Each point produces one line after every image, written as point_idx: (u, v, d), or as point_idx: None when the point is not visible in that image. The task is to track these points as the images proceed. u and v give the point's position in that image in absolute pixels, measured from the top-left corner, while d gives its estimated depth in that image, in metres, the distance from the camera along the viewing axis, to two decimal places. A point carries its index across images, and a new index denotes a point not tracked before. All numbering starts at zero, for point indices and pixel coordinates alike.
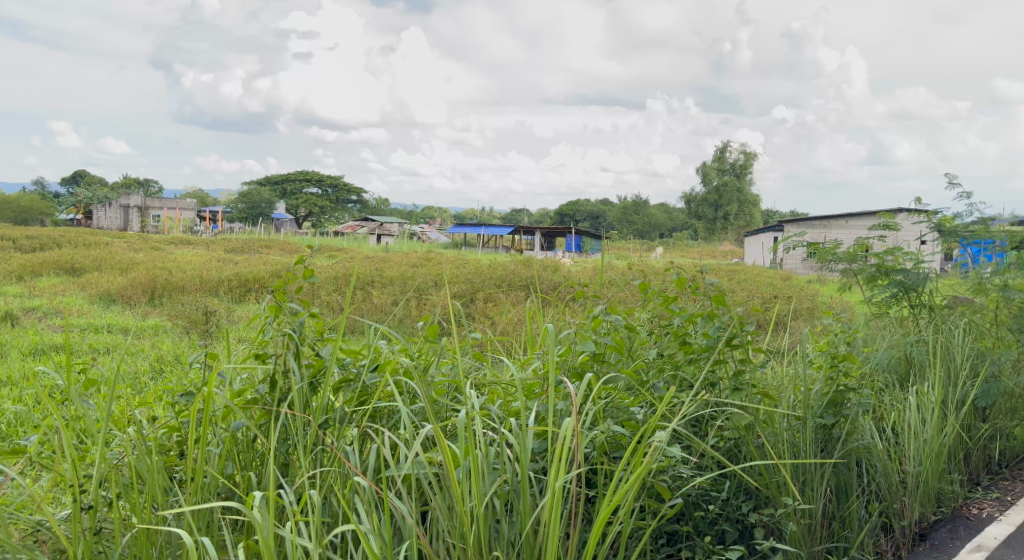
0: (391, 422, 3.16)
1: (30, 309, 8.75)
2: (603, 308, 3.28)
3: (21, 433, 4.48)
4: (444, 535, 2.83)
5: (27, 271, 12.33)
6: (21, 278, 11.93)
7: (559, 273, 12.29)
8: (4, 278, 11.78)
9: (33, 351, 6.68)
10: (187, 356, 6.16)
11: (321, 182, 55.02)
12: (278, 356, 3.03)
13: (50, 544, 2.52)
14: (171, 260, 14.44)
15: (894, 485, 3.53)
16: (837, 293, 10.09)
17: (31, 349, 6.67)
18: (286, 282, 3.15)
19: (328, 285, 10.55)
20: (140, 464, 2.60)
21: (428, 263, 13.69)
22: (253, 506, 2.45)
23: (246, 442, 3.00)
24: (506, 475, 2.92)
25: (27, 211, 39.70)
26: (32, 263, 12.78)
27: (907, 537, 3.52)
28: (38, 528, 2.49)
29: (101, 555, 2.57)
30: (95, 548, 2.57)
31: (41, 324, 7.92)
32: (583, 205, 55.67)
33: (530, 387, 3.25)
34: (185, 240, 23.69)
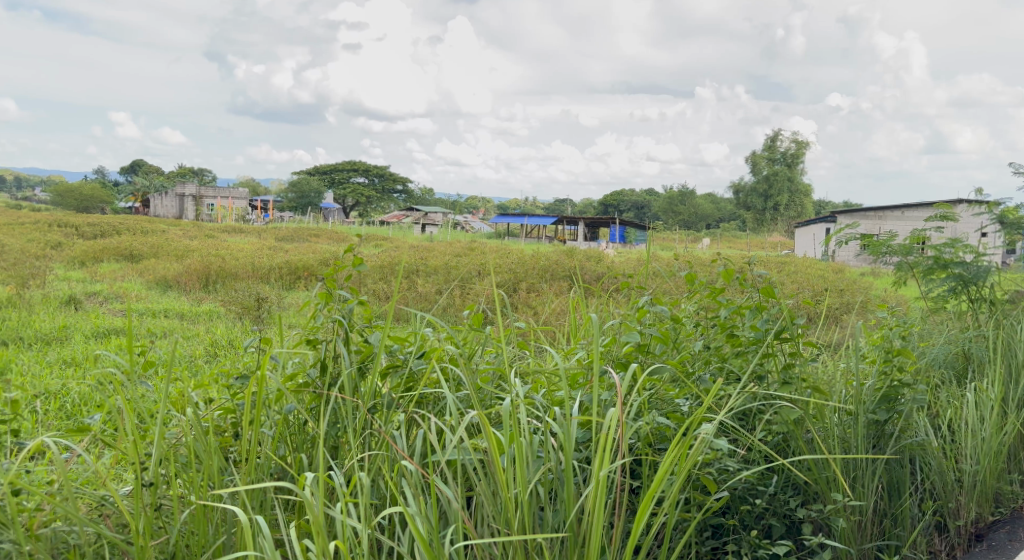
0: (437, 408, 3.26)
1: (92, 293, 9.02)
2: (650, 299, 3.28)
3: (87, 412, 4.65)
4: (489, 521, 2.94)
5: (88, 257, 12.72)
6: (83, 264, 12.30)
7: (603, 264, 12.22)
8: (66, 264, 12.15)
9: (96, 334, 6.89)
10: (241, 341, 6.32)
11: (368, 173, 55.53)
12: (328, 343, 3.14)
13: (114, 518, 2.64)
14: (226, 248, 14.66)
15: (949, 484, 3.49)
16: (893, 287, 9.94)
17: (92, 331, 6.88)
18: (336, 270, 3.22)
19: (375, 274, 10.66)
20: (197, 445, 2.71)
21: (470, 251, 13.78)
22: (304, 488, 2.52)
23: (298, 425, 3.10)
24: (550, 464, 3.00)
25: (88, 198, 40.80)
26: (94, 249, 13.14)
27: (963, 537, 3.48)
28: (102, 502, 2.61)
29: (161, 529, 2.68)
30: (156, 523, 2.68)
31: (102, 308, 8.15)
32: (628, 196, 55.39)
33: (575, 376, 3.29)
34: (237, 229, 24.09)
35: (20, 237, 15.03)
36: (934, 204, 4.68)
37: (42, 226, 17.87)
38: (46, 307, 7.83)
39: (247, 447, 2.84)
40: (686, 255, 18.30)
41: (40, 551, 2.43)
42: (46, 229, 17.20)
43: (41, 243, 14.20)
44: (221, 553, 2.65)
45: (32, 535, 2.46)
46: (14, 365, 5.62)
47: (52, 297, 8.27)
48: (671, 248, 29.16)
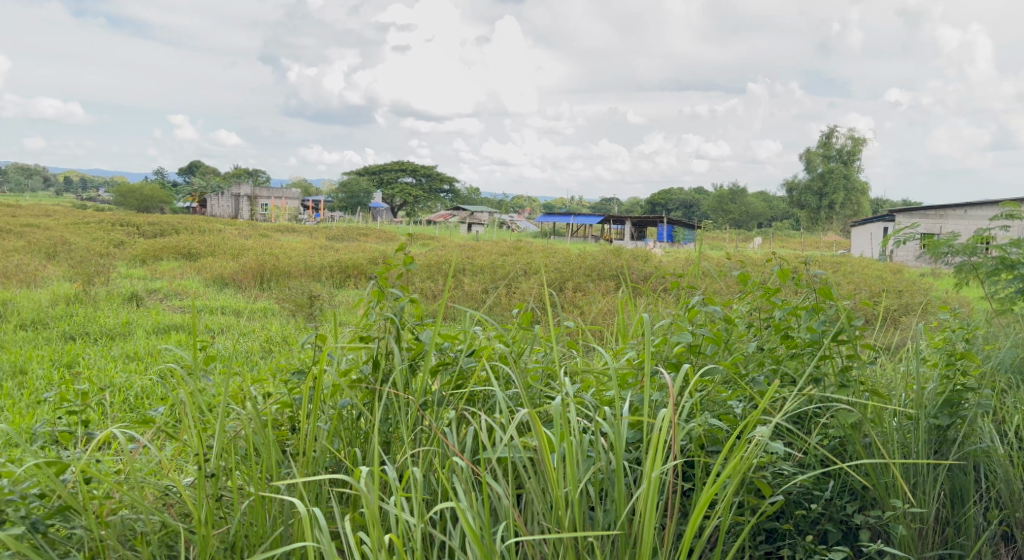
0: (487, 406, 3.29)
1: (153, 290, 9.25)
2: (702, 298, 3.23)
3: (149, 405, 4.78)
4: (539, 518, 2.97)
5: (148, 254, 13.02)
6: (144, 262, 12.62)
7: (651, 264, 12.07)
8: (128, 262, 12.47)
9: (156, 330, 7.04)
10: (295, 338, 6.43)
11: (416, 173, 55.90)
12: (380, 340, 3.21)
13: (177, 508, 2.79)
14: (279, 247, 14.87)
15: (1018, 492, 3.30)
16: (956, 289, 9.67)
17: (154, 327, 7.04)
18: (388, 269, 3.28)
19: (422, 273, 10.73)
20: (256, 438, 2.83)
21: (515, 250, 13.83)
22: (361, 481, 2.60)
23: (351, 420, 3.17)
24: (600, 464, 3.02)
25: (148, 198, 41.72)
26: (155, 247, 13.46)
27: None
28: (166, 492, 2.73)
29: (221, 520, 2.74)
30: (216, 513, 2.74)
31: (162, 305, 8.32)
32: (677, 194, 54.94)
33: (625, 376, 3.27)
34: (289, 228, 24.40)
35: (85, 235, 15.44)
36: (999, 204, 4.56)
37: (104, 225, 18.32)
38: (110, 303, 8.03)
39: (305, 442, 2.93)
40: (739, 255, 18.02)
41: (110, 539, 2.60)
42: (107, 228, 17.64)
43: (103, 241, 14.57)
44: (278, 544, 2.69)
45: (103, 522, 2.64)
46: (80, 359, 5.78)
47: (116, 294, 8.47)
48: (722, 247, 28.77)
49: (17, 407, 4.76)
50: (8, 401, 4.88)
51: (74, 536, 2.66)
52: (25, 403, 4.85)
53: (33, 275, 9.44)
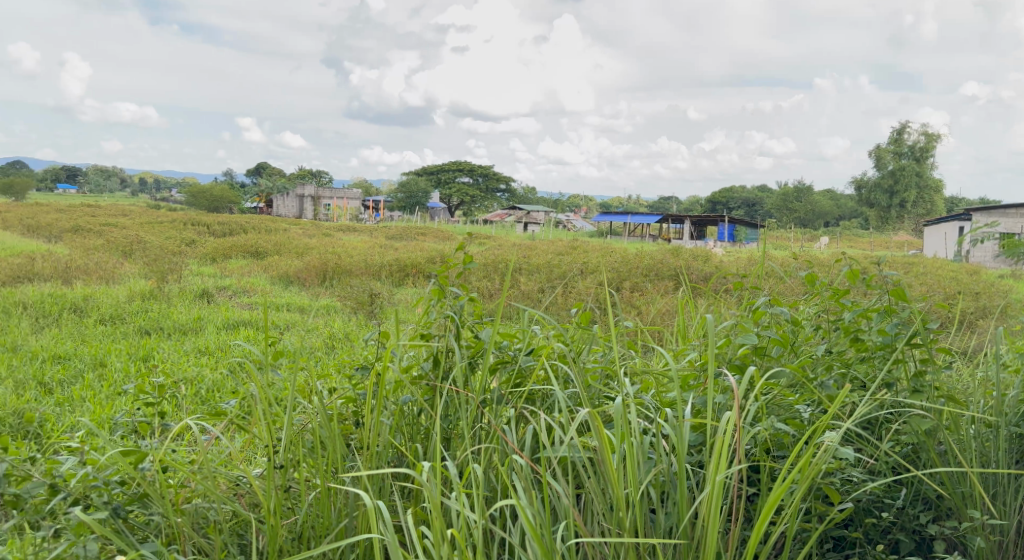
0: (546, 405, 3.27)
1: (223, 287, 9.45)
2: (767, 300, 3.15)
3: (220, 398, 4.89)
4: (599, 518, 2.95)
5: (218, 253, 13.31)
6: (213, 260, 12.90)
7: (712, 264, 11.86)
8: (198, 260, 12.76)
9: (226, 326, 7.19)
10: (356, 335, 6.51)
11: (473, 173, 56.11)
12: (440, 338, 3.22)
13: (247, 497, 2.97)
14: (341, 246, 15.06)
15: None
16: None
17: (223, 323, 7.19)
18: (448, 268, 3.28)
19: (479, 272, 10.75)
20: (323, 432, 2.93)
21: (572, 251, 13.75)
22: (424, 476, 2.68)
23: (413, 415, 3.20)
24: (661, 465, 3.00)
25: (218, 199, 42.60)
26: (223, 246, 13.75)
27: None
28: (236, 483, 2.92)
29: (289, 510, 2.91)
30: (285, 504, 2.91)
31: (232, 302, 8.50)
32: (738, 193, 54.13)
33: (686, 378, 3.21)
34: (351, 228, 24.69)
35: (157, 235, 15.85)
36: None
37: (176, 225, 18.74)
38: (183, 299, 8.24)
39: (367, 437, 2.99)
40: (805, 255, 17.58)
41: (185, 526, 2.77)
42: (180, 228, 18.07)
43: (175, 240, 14.94)
44: (342, 535, 2.82)
45: (178, 510, 2.82)
46: (155, 352, 5.93)
47: (188, 290, 8.68)
48: (788, 247, 28.15)
49: (98, 398, 4.90)
50: (89, 392, 5.02)
51: (152, 522, 2.86)
52: (105, 394, 4.98)
53: (110, 272, 9.73)
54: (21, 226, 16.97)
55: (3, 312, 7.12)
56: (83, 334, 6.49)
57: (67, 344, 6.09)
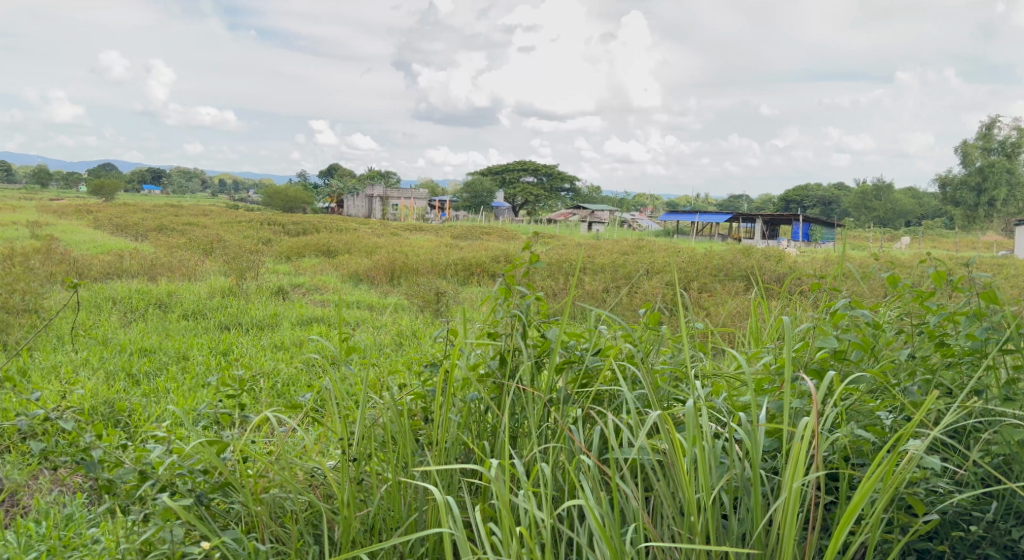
0: (614, 406, 3.22)
1: (296, 284, 9.61)
2: (846, 302, 3.04)
3: (295, 391, 4.96)
4: (669, 522, 2.90)
5: (291, 251, 13.55)
6: (287, 258, 13.15)
7: (784, 264, 11.60)
8: (273, 258, 13.03)
9: (301, 322, 7.29)
10: (424, 333, 6.54)
11: (538, 172, 56.11)
12: (507, 337, 3.20)
13: (321, 488, 3.03)
14: (408, 245, 15.20)
15: None
16: None
17: (298, 319, 7.30)
18: (515, 267, 3.26)
19: (544, 271, 10.71)
20: (394, 427, 2.97)
21: (639, 250, 13.60)
22: (493, 474, 2.68)
23: (480, 413, 3.20)
24: (734, 470, 2.93)
25: (292, 199, 43.47)
26: (296, 245, 14.00)
27: None
28: (311, 473, 3.00)
29: (362, 502, 2.97)
30: (358, 496, 2.97)
31: (306, 299, 8.64)
32: (812, 192, 52.86)
33: (760, 381, 3.13)
34: (418, 227, 24.92)
35: (235, 233, 16.24)
36: None
37: (252, 224, 19.17)
38: (261, 296, 8.40)
39: (436, 433, 3.01)
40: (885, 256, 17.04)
41: (264, 514, 2.84)
42: (255, 227, 18.48)
43: (251, 239, 15.28)
44: (413, 528, 2.86)
45: (257, 499, 2.90)
46: (235, 347, 6.05)
47: (265, 287, 8.86)
48: (865, 247, 27.38)
49: (182, 389, 5.02)
50: (173, 383, 5.15)
51: (232, 511, 2.98)
52: (187, 386, 5.10)
53: (192, 269, 9.98)
54: (108, 225, 17.56)
55: (93, 307, 7.36)
56: (167, 329, 6.67)
57: (152, 338, 6.26)
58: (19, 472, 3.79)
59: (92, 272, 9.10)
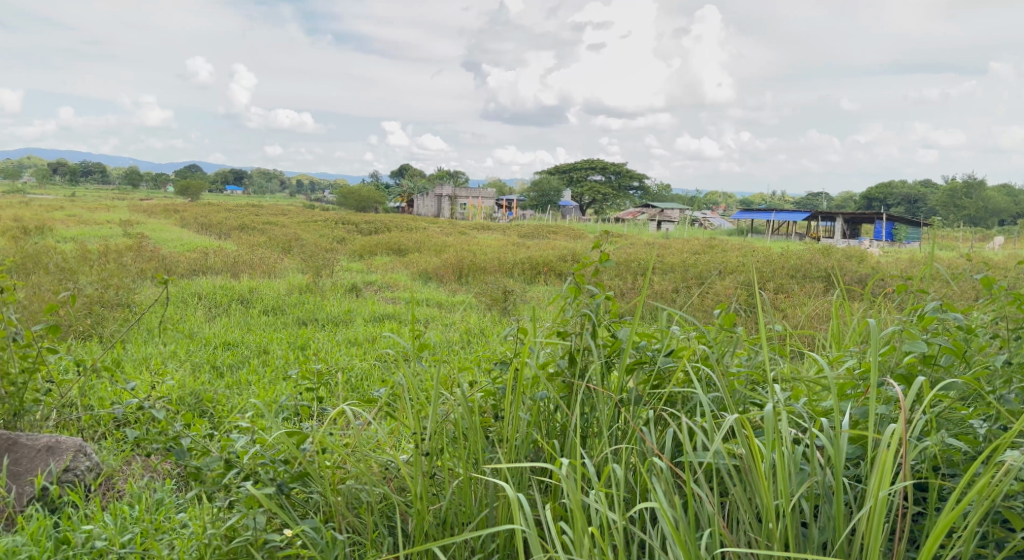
0: (687, 408, 3.15)
1: (369, 282, 9.72)
2: (936, 305, 2.91)
3: (369, 386, 5.00)
4: (746, 527, 2.81)
5: (364, 249, 13.74)
6: (359, 256, 13.31)
7: (866, 265, 11.23)
8: (347, 256, 13.22)
9: (374, 319, 7.37)
10: (493, 331, 6.54)
11: (607, 170, 55.78)
12: (578, 335, 3.16)
13: (395, 482, 3.05)
14: (478, 245, 15.27)
15: None
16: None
17: (371, 316, 7.37)
18: (584, 265, 3.22)
19: (615, 270, 10.61)
20: (466, 422, 2.96)
21: (712, 250, 13.35)
22: (563, 473, 2.64)
23: (550, 411, 3.17)
24: (815, 477, 2.82)
25: (363, 198, 44.13)
26: (369, 243, 14.18)
27: None
28: (386, 466, 3.02)
29: (435, 496, 2.97)
30: (431, 490, 2.98)
31: (378, 296, 8.74)
32: (892, 189, 51.23)
33: (843, 386, 3.02)
34: (487, 227, 25.02)
35: (311, 232, 16.54)
36: None
37: (327, 223, 19.50)
38: (336, 293, 8.53)
39: (507, 430, 2.98)
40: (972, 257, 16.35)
41: (340, 504, 2.88)
42: (329, 226, 18.78)
43: (326, 237, 15.54)
44: (483, 524, 2.84)
45: (334, 489, 2.93)
46: (312, 342, 6.15)
47: (340, 284, 8.98)
48: (950, 247, 26.35)
49: (263, 382, 5.10)
50: (254, 376, 5.25)
51: (311, 500, 3.00)
52: (268, 379, 5.19)
53: (271, 266, 10.19)
54: (194, 224, 18.13)
55: (180, 302, 7.57)
56: (248, 324, 6.81)
57: (235, 332, 6.40)
58: (115, 458, 3.91)
59: (179, 269, 9.37)
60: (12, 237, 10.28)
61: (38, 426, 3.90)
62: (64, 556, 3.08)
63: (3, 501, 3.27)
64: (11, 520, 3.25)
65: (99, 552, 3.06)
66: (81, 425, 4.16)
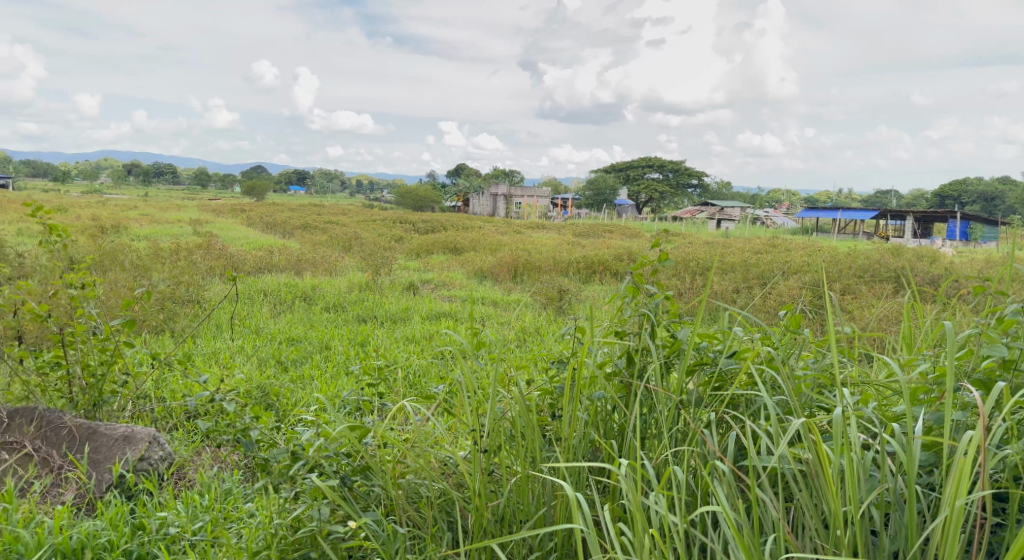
0: (750, 411, 3.07)
1: (425, 280, 9.79)
2: (1016, 307, 2.78)
3: (426, 383, 5.02)
4: (811, 533, 2.74)
5: (421, 248, 13.83)
6: (417, 255, 13.40)
7: (938, 265, 10.87)
8: (405, 254, 13.33)
9: (431, 316, 7.41)
10: (549, 330, 6.50)
11: (665, 168, 55.26)
12: (636, 335, 3.11)
13: (453, 477, 3.05)
14: (534, 243, 15.25)
15: None
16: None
17: (428, 313, 7.41)
18: (643, 265, 3.17)
19: (674, 270, 10.48)
20: (523, 420, 2.94)
21: (774, 250, 13.09)
22: (622, 474, 2.60)
23: (607, 411, 3.13)
24: (886, 484, 2.73)
25: (420, 198, 44.49)
26: (426, 242, 14.27)
27: None
28: (444, 462, 3.02)
29: (493, 493, 2.96)
30: (489, 487, 2.96)
31: (434, 294, 8.77)
32: (961, 187, 49.69)
33: (914, 391, 2.91)
34: (543, 226, 24.99)
35: (369, 231, 16.72)
36: None
37: (385, 222, 19.71)
38: (394, 291, 8.59)
39: (565, 430, 2.96)
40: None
41: (400, 498, 2.89)
42: (387, 225, 18.97)
43: (385, 236, 15.70)
44: (541, 523, 2.82)
45: (395, 483, 2.94)
46: (371, 338, 6.20)
47: (397, 283, 9.04)
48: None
49: (325, 376, 5.16)
50: (317, 370, 5.32)
51: (373, 493, 2.98)
52: (330, 373, 5.25)
53: (331, 264, 10.31)
54: (259, 222, 18.52)
55: (246, 298, 7.71)
56: (311, 320, 6.90)
57: (299, 328, 6.49)
58: (186, 448, 3.99)
59: (246, 267, 9.56)
60: (90, 235, 10.62)
61: (115, 417, 3.98)
62: (140, 542, 3.16)
63: (84, 487, 3.34)
64: (90, 506, 3.31)
65: (172, 538, 3.17)
66: (155, 416, 4.25)
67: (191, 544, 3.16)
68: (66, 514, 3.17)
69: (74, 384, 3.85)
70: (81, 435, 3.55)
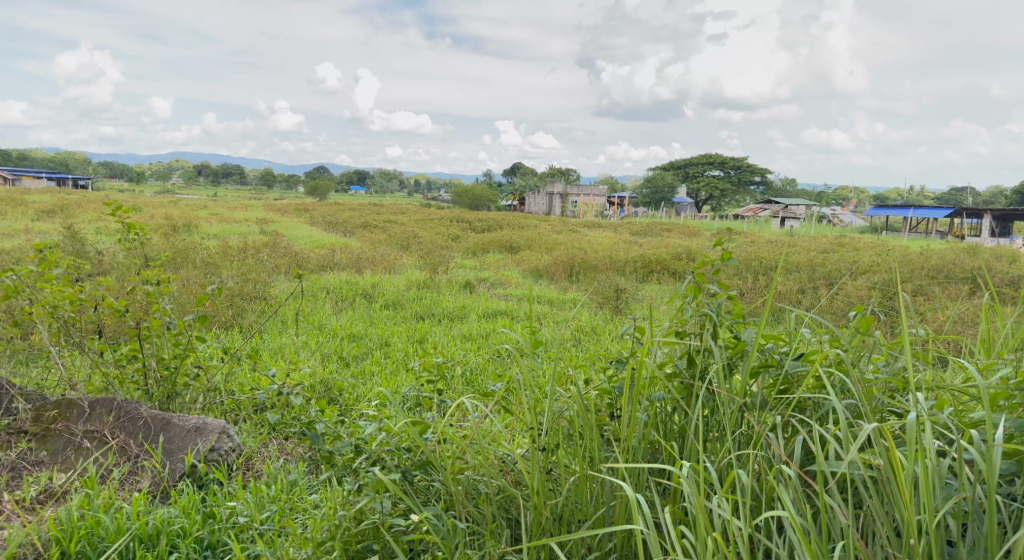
0: (817, 414, 2.97)
1: (482, 279, 9.79)
2: None
3: (483, 380, 5.00)
4: (883, 541, 2.63)
5: (478, 247, 13.85)
6: (474, 254, 13.43)
7: (1015, 266, 10.47)
8: (462, 253, 13.35)
9: (487, 314, 7.40)
10: (606, 329, 6.44)
11: (726, 166, 54.46)
12: (697, 335, 3.04)
13: (511, 475, 3.02)
14: (593, 242, 15.15)
15: None
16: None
17: (485, 311, 7.41)
18: (704, 264, 3.09)
19: (735, 269, 10.30)
20: (582, 419, 2.90)
21: (838, 249, 12.77)
22: (683, 476, 2.54)
23: (667, 412, 3.07)
24: (963, 492, 2.61)
25: (479, 196, 44.62)
26: (482, 241, 14.29)
27: None
28: (502, 459, 2.99)
29: (551, 491, 2.92)
30: (548, 485, 2.92)
31: (491, 292, 8.77)
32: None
33: (994, 397, 2.77)
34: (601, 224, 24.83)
35: (427, 230, 16.80)
36: None
37: (443, 221, 19.79)
38: (451, 289, 8.61)
39: (624, 430, 2.90)
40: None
41: (460, 494, 2.86)
42: (446, 224, 19.06)
43: (443, 235, 15.77)
44: (600, 523, 2.77)
45: (454, 478, 2.92)
46: (430, 335, 6.22)
47: (455, 281, 9.05)
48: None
49: (384, 372, 5.19)
50: (377, 366, 5.34)
51: (432, 488, 2.99)
52: (389, 369, 5.28)
53: (391, 263, 10.38)
54: (320, 221, 18.75)
55: (309, 296, 7.81)
56: (371, 317, 6.95)
57: (360, 325, 6.54)
58: (253, 439, 4.03)
59: (310, 264, 9.68)
60: (160, 233, 10.88)
61: (188, 409, 4.03)
62: (210, 529, 3.21)
63: (159, 476, 3.40)
64: (164, 494, 3.37)
65: (241, 527, 3.21)
66: (225, 408, 4.33)
67: (258, 533, 3.20)
68: (143, 501, 3.22)
69: (149, 376, 3.92)
70: (156, 425, 3.61)
